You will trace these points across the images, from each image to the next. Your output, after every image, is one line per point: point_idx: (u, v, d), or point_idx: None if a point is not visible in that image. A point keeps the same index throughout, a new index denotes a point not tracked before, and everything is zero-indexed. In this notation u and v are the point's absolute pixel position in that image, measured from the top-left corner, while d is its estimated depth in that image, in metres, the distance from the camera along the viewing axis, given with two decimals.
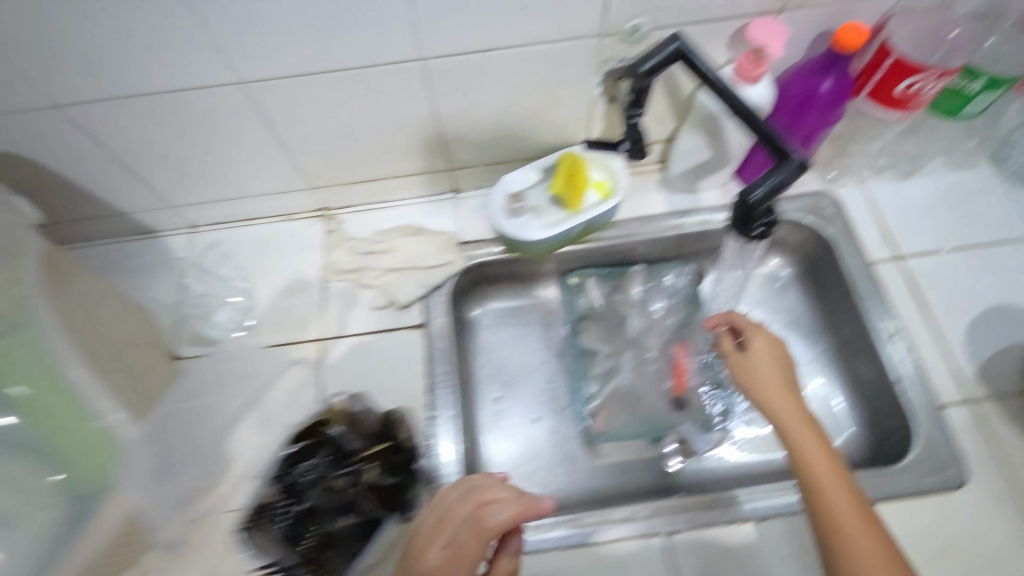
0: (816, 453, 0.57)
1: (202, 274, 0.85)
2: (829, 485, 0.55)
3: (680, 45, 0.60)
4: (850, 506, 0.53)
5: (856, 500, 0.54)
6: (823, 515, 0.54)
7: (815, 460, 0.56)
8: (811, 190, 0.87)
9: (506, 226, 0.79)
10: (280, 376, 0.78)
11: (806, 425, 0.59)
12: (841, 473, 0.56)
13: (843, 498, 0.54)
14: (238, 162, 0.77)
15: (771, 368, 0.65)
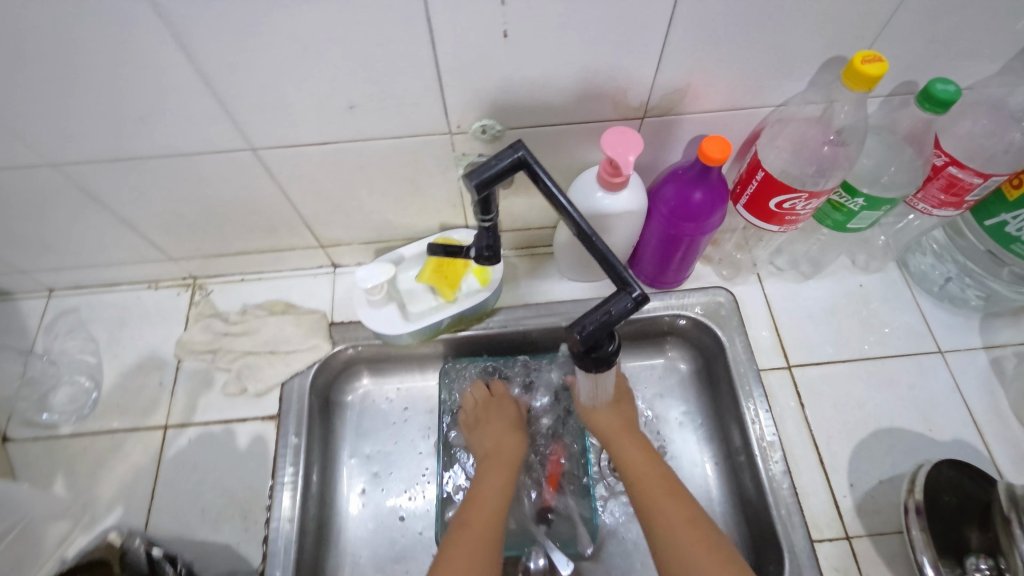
0: (653, 486, 0.65)
1: (50, 346, 0.79)
2: (672, 520, 0.62)
3: (522, 155, 0.56)
4: (687, 526, 0.61)
5: (693, 523, 0.61)
6: (666, 536, 0.61)
7: (657, 496, 0.64)
8: (708, 284, 0.83)
9: (368, 319, 0.74)
10: (106, 471, 0.71)
11: (647, 462, 0.68)
12: (677, 499, 0.64)
13: (684, 532, 0.61)
14: (84, 231, 0.72)
15: (619, 419, 0.72)
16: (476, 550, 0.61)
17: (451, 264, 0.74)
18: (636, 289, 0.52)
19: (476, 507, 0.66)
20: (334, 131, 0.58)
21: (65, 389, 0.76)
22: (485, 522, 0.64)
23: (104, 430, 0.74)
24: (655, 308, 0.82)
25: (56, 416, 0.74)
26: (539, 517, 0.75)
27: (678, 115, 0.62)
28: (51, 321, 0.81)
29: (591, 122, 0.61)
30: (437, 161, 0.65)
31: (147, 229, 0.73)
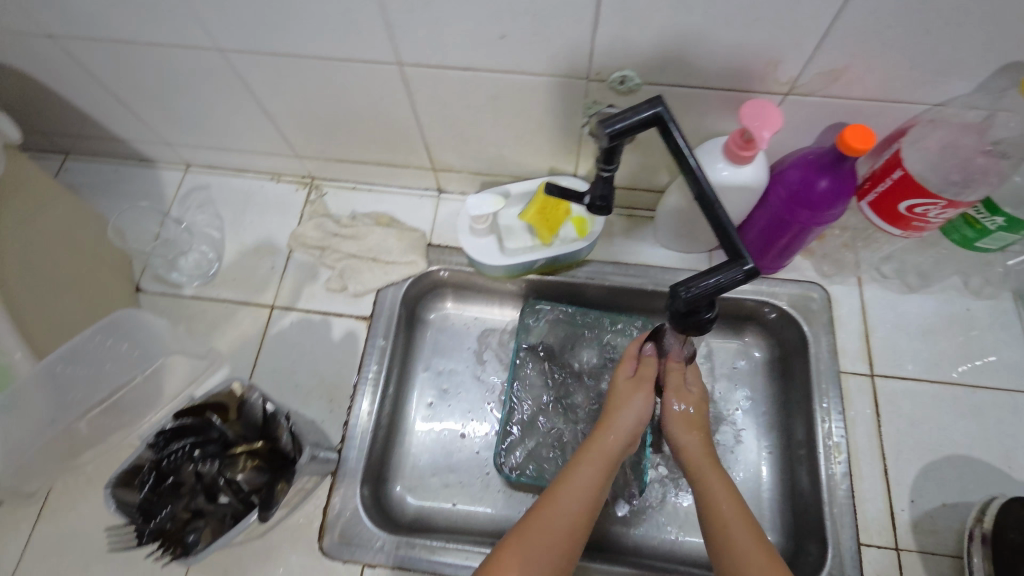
0: (700, 453, 0.62)
1: (182, 216, 0.88)
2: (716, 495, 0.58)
3: (660, 110, 0.56)
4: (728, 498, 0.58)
5: (734, 500, 0.57)
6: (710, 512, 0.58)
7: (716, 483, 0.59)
8: (805, 278, 0.82)
9: (467, 245, 0.78)
10: (221, 335, 0.80)
11: (693, 429, 0.63)
12: (721, 471, 0.60)
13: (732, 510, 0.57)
14: (231, 118, 0.78)
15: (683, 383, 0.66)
16: (590, 474, 0.59)
17: (555, 207, 0.77)
18: (748, 262, 0.53)
19: (603, 430, 0.63)
20: (482, 58, 0.60)
21: (192, 256, 0.85)
22: (607, 448, 0.61)
23: (222, 299, 0.82)
24: (744, 290, 0.81)
25: (183, 278, 0.83)
26: None
27: (826, 97, 0.59)
28: (186, 195, 0.90)
29: (733, 90, 0.60)
30: (567, 105, 0.66)
31: (286, 127, 0.78)
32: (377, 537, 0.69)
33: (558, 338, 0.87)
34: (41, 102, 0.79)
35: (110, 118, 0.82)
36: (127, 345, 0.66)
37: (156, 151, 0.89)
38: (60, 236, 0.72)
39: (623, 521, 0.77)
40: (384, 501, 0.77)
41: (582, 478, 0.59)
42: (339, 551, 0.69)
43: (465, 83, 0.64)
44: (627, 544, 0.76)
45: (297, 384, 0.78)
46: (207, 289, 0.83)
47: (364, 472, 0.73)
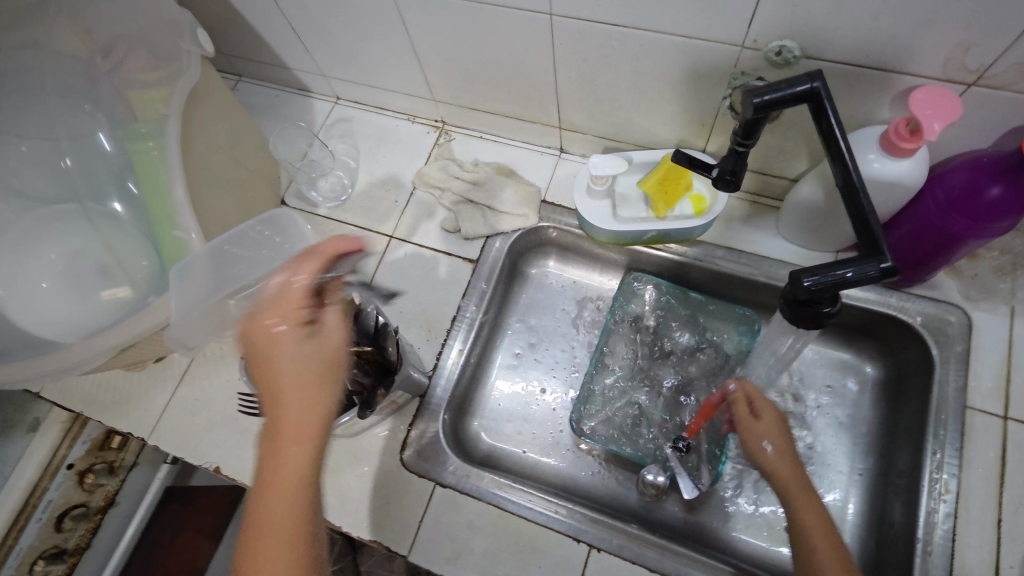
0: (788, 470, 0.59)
1: (325, 143, 0.96)
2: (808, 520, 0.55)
3: (817, 86, 0.53)
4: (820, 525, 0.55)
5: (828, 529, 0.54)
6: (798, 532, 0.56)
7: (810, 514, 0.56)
8: (944, 299, 0.74)
9: (581, 206, 0.78)
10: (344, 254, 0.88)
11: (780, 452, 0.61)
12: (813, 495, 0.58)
13: (827, 540, 0.54)
14: (382, 55, 0.84)
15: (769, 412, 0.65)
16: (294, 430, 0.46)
17: (676, 180, 0.76)
18: (887, 260, 0.49)
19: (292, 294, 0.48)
20: (633, 14, 0.59)
21: (329, 180, 0.93)
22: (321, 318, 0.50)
23: (349, 222, 0.90)
24: (868, 300, 0.75)
25: (319, 198, 0.92)
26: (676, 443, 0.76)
27: (1019, 93, 0.52)
28: (331, 125, 0.98)
29: (905, 74, 0.55)
30: (711, 74, 0.64)
31: (429, 68, 0.83)
32: (452, 461, 0.74)
33: (654, 314, 0.86)
34: (228, 24, 0.89)
35: (280, 46, 0.91)
36: (280, 239, 0.67)
37: (312, 81, 0.98)
38: (232, 141, 0.83)
39: (689, 506, 0.76)
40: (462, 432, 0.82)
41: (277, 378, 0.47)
42: (417, 465, 0.74)
43: (609, 40, 0.64)
44: (689, 528, 0.75)
45: (402, 310, 0.84)
46: (337, 212, 0.91)
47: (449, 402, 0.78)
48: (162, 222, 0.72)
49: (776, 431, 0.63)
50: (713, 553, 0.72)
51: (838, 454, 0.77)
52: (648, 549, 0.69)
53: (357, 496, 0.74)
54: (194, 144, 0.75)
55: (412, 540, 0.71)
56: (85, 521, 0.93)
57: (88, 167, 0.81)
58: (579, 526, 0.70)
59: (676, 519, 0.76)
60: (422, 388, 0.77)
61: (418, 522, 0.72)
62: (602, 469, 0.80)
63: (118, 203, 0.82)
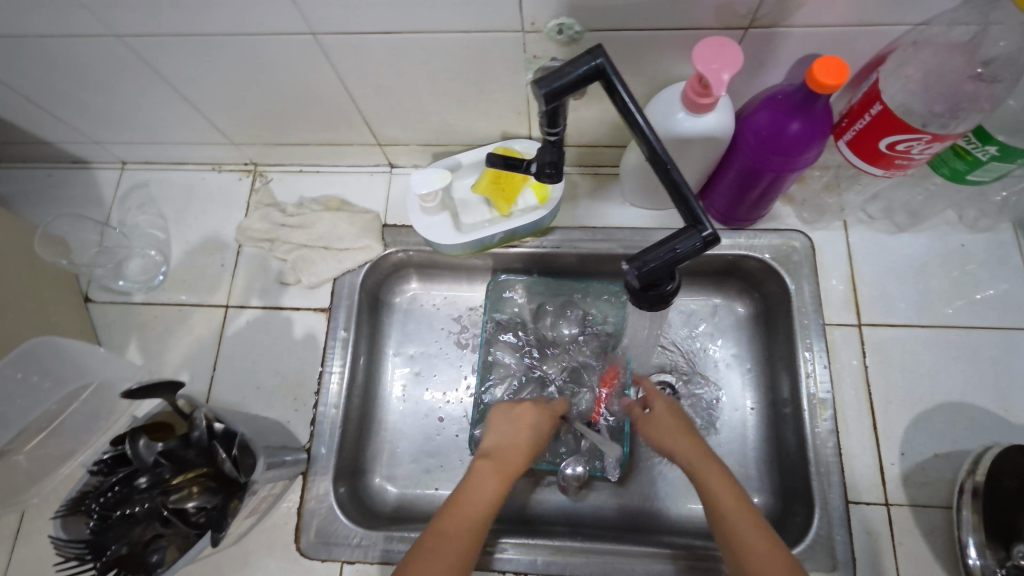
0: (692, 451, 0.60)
1: (123, 218, 0.83)
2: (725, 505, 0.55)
3: (601, 63, 0.50)
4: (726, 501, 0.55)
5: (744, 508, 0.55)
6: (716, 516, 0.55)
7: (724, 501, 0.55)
8: (786, 227, 0.76)
9: (420, 226, 0.72)
10: (176, 341, 0.77)
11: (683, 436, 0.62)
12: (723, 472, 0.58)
13: (747, 517, 0.54)
14: (151, 109, 0.72)
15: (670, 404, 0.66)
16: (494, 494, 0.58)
17: (509, 175, 0.72)
18: (708, 228, 0.48)
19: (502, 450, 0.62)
20: (397, 20, 0.53)
21: (140, 263, 0.81)
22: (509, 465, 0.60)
23: (173, 303, 0.78)
24: (721, 246, 0.76)
25: (132, 286, 0.79)
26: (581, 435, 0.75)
27: (790, 27, 0.52)
28: (124, 195, 0.85)
29: (686, 29, 0.53)
30: (505, 63, 0.60)
31: (212, 113, 0.72)
32: (355, 532, 0.68)
33: (533, 310, 0.83)
34: None
35: (25, 122, 0.76)
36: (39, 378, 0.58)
37: (85, 151, 0.83)
38: None
39: (609, 492, 0.75)
40: (364, 493, 0.76)
41: (487, 480, 0.58)
42: (317, 550, 0.68)
43: (387, 49, 0.57)
44: (613, 515, 0.74)
45: (260, 384, 0.75)
46: (156, 294, 0.79)
47: (335, 468, 0.71)
48: None
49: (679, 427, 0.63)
50: (639, 537, 0.71)
51: (733, 395, 0.78)
52: (573, 557, 0.67)
53: None
54: None
55: None
56: None
57: None
58: (502, 557, 0.67)
59: (599, 511, 0.75)
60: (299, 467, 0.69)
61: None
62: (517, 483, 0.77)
63: None
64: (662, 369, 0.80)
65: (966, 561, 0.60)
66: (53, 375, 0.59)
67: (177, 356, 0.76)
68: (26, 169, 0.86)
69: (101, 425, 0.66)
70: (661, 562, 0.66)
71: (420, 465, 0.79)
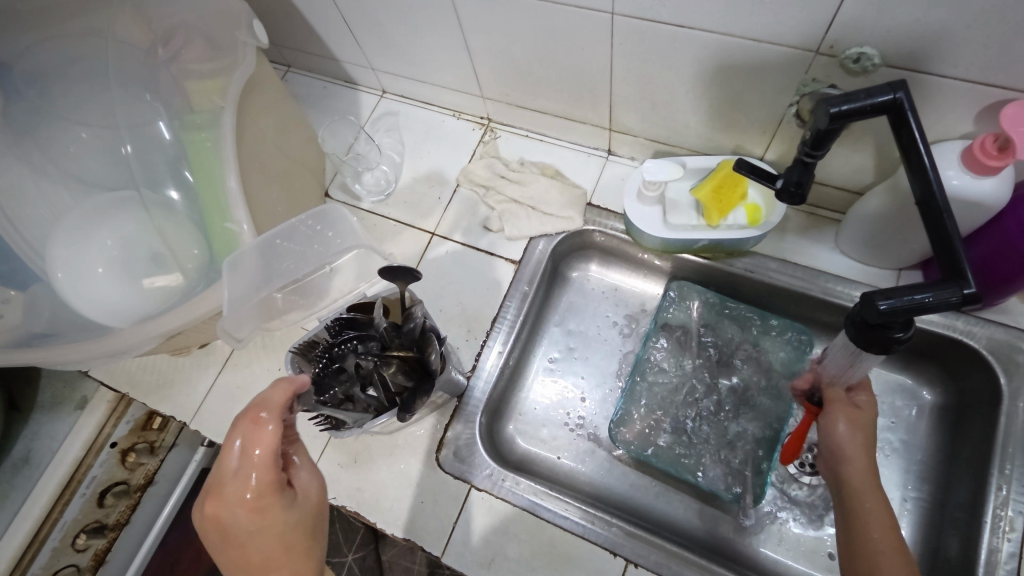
0: (863, 471, 0.58)
1: (371, 136, 0.96)
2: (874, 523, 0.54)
3: (900, 97, 0.50)
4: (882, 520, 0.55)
5: (899, 542, 0.53)
6: (863, 548, 0.54)
7: (872, 524, 0.54)
8: (1017, 325, 0.69)
9: (632, 212, 0.76)
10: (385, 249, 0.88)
11: (863, 450, 0.60)
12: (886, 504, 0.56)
13: (891, 553, 0.52)
14: (435, 50, 0.83)
15: (856, 408, 0.62)
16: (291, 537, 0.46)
17: (731, 190, 0.72)
18: (972, 285, 0.45)
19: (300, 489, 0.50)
20: (700, 13, 0.57)
21: (374, 174, 0.92)
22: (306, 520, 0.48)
23: (391, 217, 0.89)
24: (933, 322, 0.71)
25: (364, 192, 0.91)
26: (733, 453, 0.77)
27: None
28: (375, 118, 0.98)
29: (995, 86, 0.51)
30: (778, 79, 0.61)
31: (481, 66, 0.81)
32: (488, 465, 0.73)
33: (702, 327, 0.84)
34: (282, 15, 0.90)
35: (332, 40, 0.91)
36: (331, 234, 0.69)
37: (359, 73, 0.98)
38: (281, 132, 0.82)
39: (731, 525, 0.74)
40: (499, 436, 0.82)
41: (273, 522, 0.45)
42: (453, 467, 0.74)
43: (675, 41, 0.61)
44: (726, 548, 0.73)
45: (442, 307, 0.83)
46: (380, 205, 0.91)
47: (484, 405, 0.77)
48: (216, 212, 0.73)
49: (864, 425, 0.61)
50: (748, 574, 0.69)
51: (893, 480, 0.73)
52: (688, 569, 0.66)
53: (393, 495, 0.74)
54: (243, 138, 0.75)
55: (445, 542, 0.71)
56: (125, 499, 0.95)
57: (140, 155, 0.81)
58: (617, 538, 0.68)
59: (716, 538, 0.74)
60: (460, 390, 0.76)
61: (451, 525, 0.71)
62: (640, 480, 0.78)
63: (174, 191, 0.81)
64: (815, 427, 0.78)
65: None
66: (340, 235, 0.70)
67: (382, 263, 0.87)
68: (309, 76, 1.03)
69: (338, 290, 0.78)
70: None
71: (553, 432, 0.82)
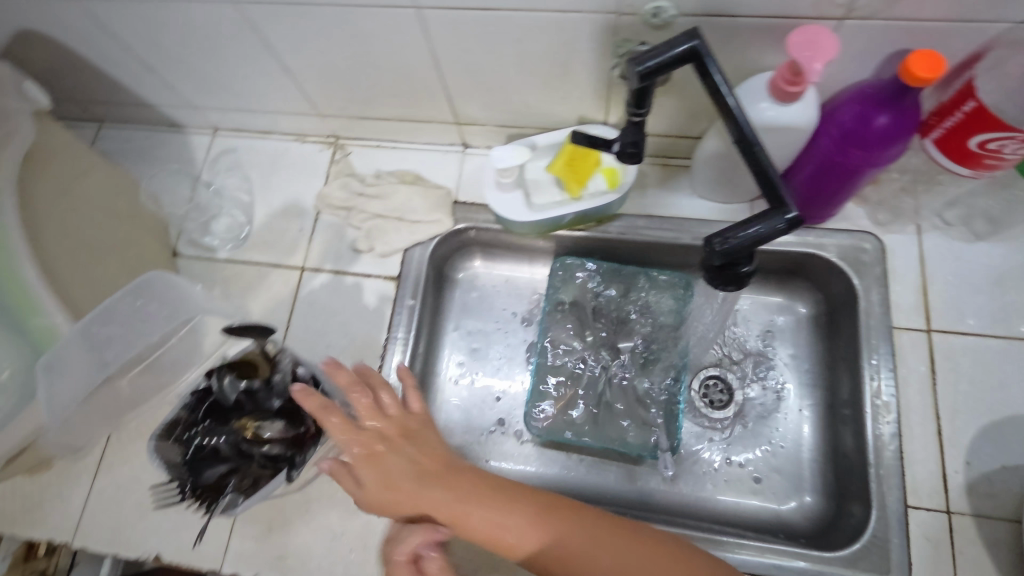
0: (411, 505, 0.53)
1: (212, 180, 0.88)
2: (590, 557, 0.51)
3: (696, 44, 0.51)
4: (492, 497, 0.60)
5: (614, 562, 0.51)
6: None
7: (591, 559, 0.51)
8: (857, 228, 0.76)
9: (494, 202, 0.75)
10: (255, 296, 0.81)
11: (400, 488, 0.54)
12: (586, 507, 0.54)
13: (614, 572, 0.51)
14: (251, 76, 0.77)
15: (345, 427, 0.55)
16: None
17: (584, 157, 0.73)
18: (792, 210, 0.49)
19: None
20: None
21: (223, 222, 0.85)
22: None
23: (254, 261, 0.83)
24: (788, 243, 0.76)
25: (217, 243, 0.84)
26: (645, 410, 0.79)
27: (886, 20, 0.52)
28: (212, 160, 0.90)
29: (780, 18, 0.54)
30: (593, 46, 0.61)
31: (305, 84, 0.77)
32: None
33: (592, 296, 0.85)
34: (70, 68, 0.80)
35: (137, 86, 0.83)
36: (161, 301, 0.63)
37: (183, 116, 0.89)
38: (99, 199, 0.75)
39: (657, 479, 0.76)
40: None
41: None
42: None
43: (484, 26, 0.60)
44: (656, 501, 0.75)
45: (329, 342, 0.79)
46: (238, 252, 0.84)
47: None
48: (25, 311, 0.66)
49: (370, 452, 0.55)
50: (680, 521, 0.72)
51: (790, 395, 0.78)
52: None
53: (318, 552, 0.69)
54: (43, 220, 0.68)
55: None
56: None
57: None
58: None
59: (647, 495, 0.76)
60: None
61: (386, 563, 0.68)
62: (567, 461, 0.79)
63: None
64: (714, 363, 0.81)
65: None
66: (170, 304, 0.64)
67: (254, 312, 0.81)
68: (127, 128, 0.93)
69: (200, 358, 0.71)
70: None
71: (473, 435, 0.81)
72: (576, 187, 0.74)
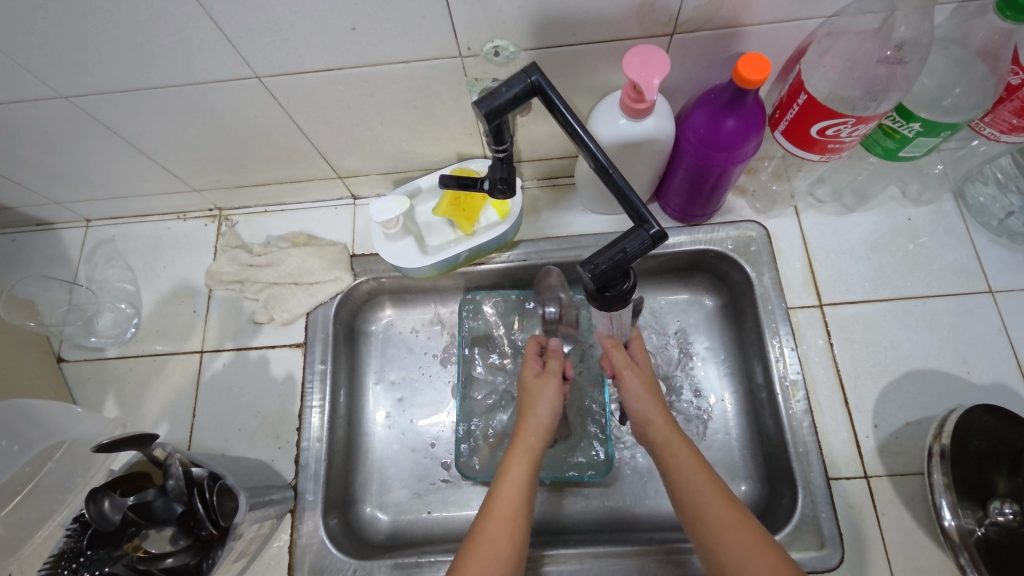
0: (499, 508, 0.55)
1: (91, 275, 0.83)
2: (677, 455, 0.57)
3: (535, 79, 0.50)
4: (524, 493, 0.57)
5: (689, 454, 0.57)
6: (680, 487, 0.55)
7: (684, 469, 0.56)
8: (741, 219, 0.78)
9: (386, 253, 0.74)
10: (154, 390, 0.77)
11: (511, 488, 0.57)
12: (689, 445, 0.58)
13: (696, 472, 0.55)
14: (110, 164, 0.73)
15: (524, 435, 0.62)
16: None
17: (468, 196, 0.73)
18: (654, 226, 0.49)
19: None
20: (333, 56, 0.55)
21: (108, 319, 0.81)
22: None
23: (148, 354, 0.78)
24: (682, 242, 0.77)
25: (104, 342, 0.79)
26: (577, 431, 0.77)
27: (712, 29, 0.55)
28: (88, 254, 0.85)
29: (614, 40, 0.56)
30: (448, 88, 0.61)
31: (170, 164, 0.73)
32: (348, 564, 0.68)
33: (506, 324, 0.85)
34: None
35: None
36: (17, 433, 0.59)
37: (48, 213, 0.84)
38: None
39: (598, 496, 0.76)
40: (356, 524, 0.76)
41: None
42: None
43: (334, 86, 0.59)
44: (603, 520, 0.74)
45: (240, 425, 0.75)
46: (129, 347, 0.79)
47: (318, 505, 0.71)
48: None
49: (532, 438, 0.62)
50: (629, 536, 0.71)
51: (712, 386, 0.79)
52: (566, 564, 0.67)
53: None
54: None
55: None
56: None
57: None
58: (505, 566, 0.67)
59: (591, 515, 0.75)
60: (280, 507, 0.68)
61: None
62: None
63: None
64: None
65: (943, 523, 0.62)
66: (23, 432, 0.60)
67: (155, 408, 0.76)
68: None
69: (78, 482, 0.67)
70: (655, 560, 0.66)
71: (410, 489, 0.78)
72: (466, 225, 0.74)
